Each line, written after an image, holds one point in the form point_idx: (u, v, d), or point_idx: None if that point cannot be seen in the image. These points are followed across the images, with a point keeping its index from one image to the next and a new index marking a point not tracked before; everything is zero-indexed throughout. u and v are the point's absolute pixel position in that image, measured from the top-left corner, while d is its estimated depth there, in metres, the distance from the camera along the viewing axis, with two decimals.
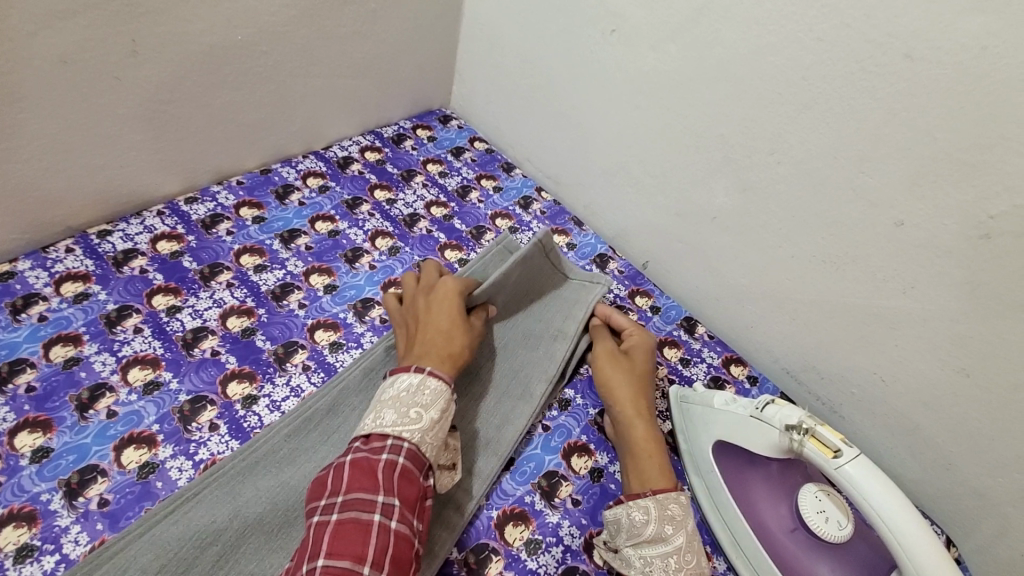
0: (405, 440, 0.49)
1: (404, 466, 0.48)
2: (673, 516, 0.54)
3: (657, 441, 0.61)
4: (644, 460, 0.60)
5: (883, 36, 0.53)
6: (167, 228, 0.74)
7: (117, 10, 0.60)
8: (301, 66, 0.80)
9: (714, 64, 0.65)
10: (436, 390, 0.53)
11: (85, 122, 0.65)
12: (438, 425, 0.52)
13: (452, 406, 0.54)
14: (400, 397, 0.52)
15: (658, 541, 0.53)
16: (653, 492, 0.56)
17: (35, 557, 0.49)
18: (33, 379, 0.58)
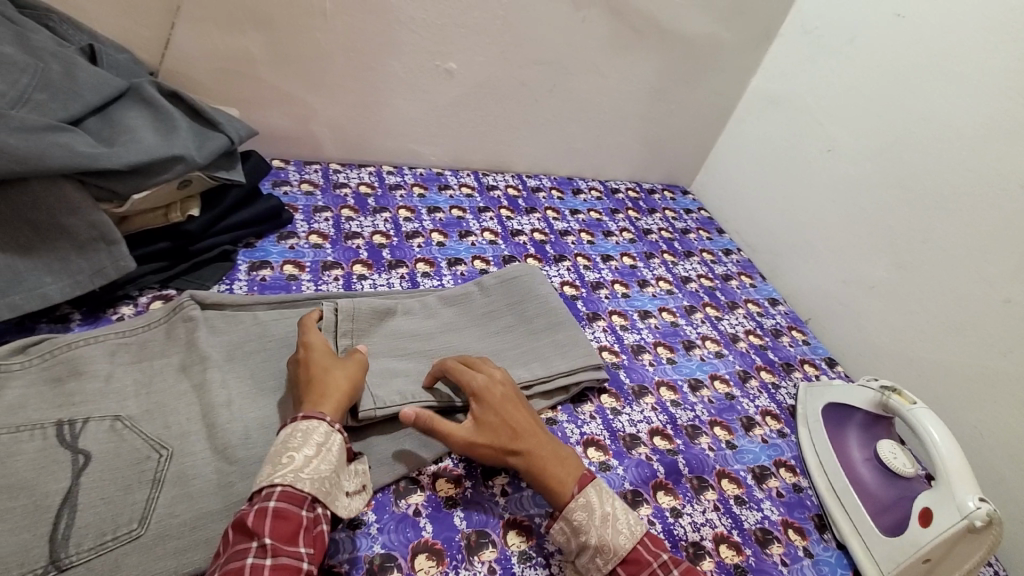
0: (276, 484, 0.51)
1: (277, 508, 0.50)
2: (580, 522, 0.58)
3: (538, 463, 0.61)
4: (543, 483, 0.61)
5: (1007, 174, 0.86)
6: (513, 183, 1.27)
7: (557, 68, 1.17)
8: (617, 127, 1.31)
9: (906, 180, 0.99)
10: (307, 428, 0.55)
11: (510, 115, 1.21)
12: (314, 459, 0.53)
13: (332, 440, 0.56)
14: (276, 449, 0.54)
15: (584, 547, 0.58)
16: (563, 508, 0.59)
17: (432, 278, 0.95)
18: (443, 216, 1.10)
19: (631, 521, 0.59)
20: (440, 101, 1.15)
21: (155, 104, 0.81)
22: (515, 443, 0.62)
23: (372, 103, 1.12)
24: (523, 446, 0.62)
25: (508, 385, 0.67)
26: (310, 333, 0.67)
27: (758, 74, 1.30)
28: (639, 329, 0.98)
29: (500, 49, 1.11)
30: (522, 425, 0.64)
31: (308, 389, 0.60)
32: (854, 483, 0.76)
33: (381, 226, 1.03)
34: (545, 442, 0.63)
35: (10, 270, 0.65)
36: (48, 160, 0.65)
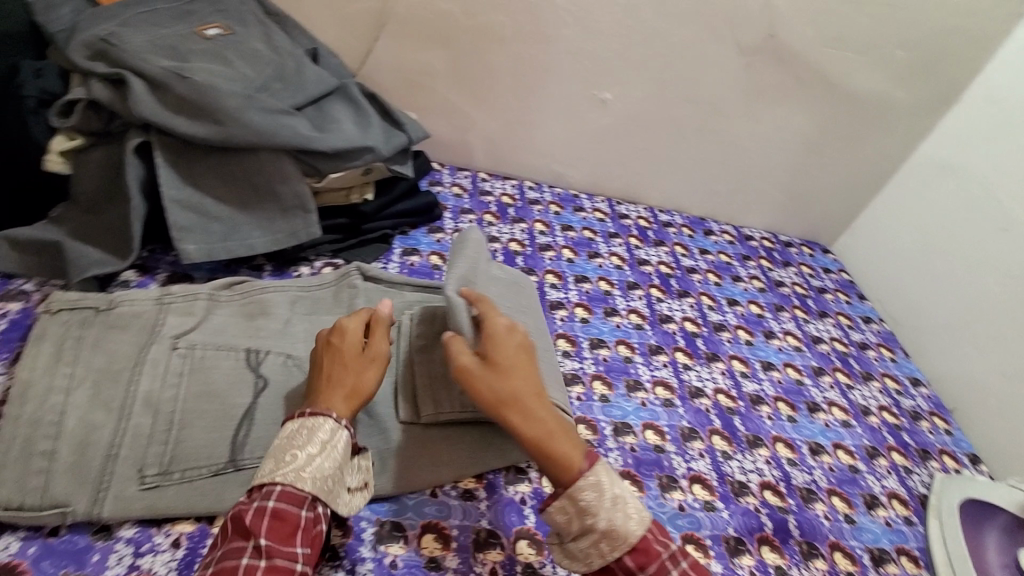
0: (278, 484, 0.51)
1: (275, 507, 0.50)
2: (587, 504, 0.52)
3: (551, 427, 0.55)
4: (548, 449, 0.54)
5: None
6: (645, 213, 1.28)
7: (709, 109, 1.18)
8: (762, 174, 1.28)
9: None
10: (314, 426, 0.54)
11: (653, 149, 1.24)
12: (316, 457, 0.53)
13: (338, 437, 0.55)
14: (280, 444, 0.54)
15: (586, 530, 0.53)
16: (565, 483, 0.53)
17: (559, 290, 0.99)
18: (574, 235, 1.14)
19: (624, 509, 0.53)
20: (589, 128, 1.21)
21: (357, 102, 0.94)
22: (520, 405, 0.56)
23: (527, 121, 1.21)
24: (529, 410, 0.56)
25: (524, 344, 0.61)
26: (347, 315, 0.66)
27: (930, 139, 1.21)
28: (760, 379, 0.95)
29: (657, 85, 1.15)
30: (530, 385, 0.57)
31: (325, 374, 0.60)
32: None
33: (517, 234, 1.09)
34: (552, 414, 0.56)
35: (230, 220, 0.81)
36: (276, 137, 0.79)
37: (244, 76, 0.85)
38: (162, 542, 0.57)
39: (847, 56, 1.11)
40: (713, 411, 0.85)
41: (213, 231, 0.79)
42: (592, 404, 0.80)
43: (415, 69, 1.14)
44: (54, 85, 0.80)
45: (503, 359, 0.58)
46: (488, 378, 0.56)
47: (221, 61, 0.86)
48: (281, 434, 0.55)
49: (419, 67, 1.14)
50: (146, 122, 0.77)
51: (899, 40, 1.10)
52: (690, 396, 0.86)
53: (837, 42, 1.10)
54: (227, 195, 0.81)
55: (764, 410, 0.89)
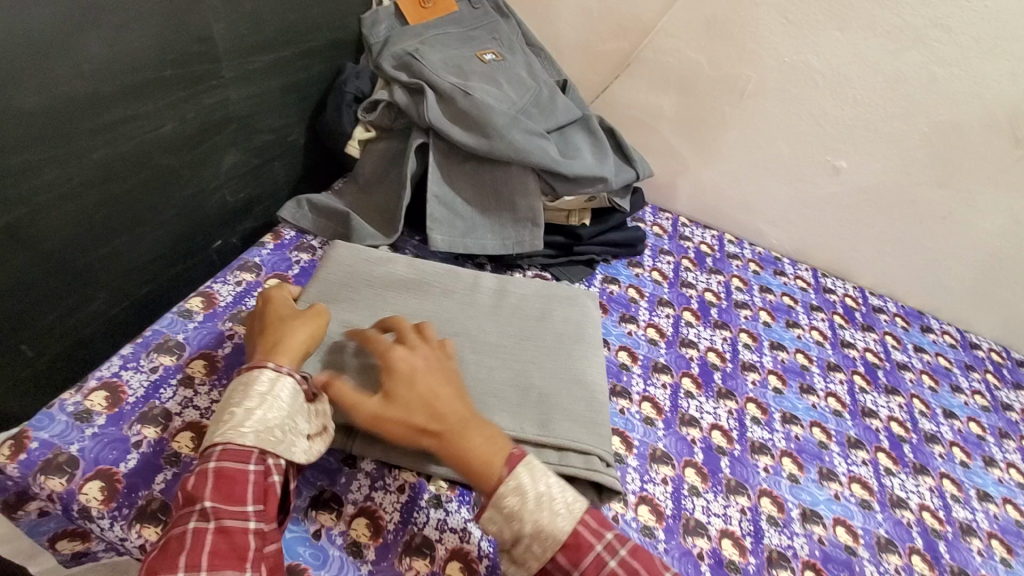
0: (218, 444, 0.54)
1: (217, 468, 0.52)
2: (512, 507, 0.54)
3: (471, 440, 0.57)
4: (467, 466, 0.56)
5: None
6: (853, 292, 1.18)
7: (959, 197, 1.07)
8: (1009, 278, 1.12)
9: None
10: (249, 382, 0.57)
11: (877, 227, 1.15)
12: (254, 411, 0.55)
13: (278, 386, 0.57)
14: (221, 407, 0.57)
15: (518, 536, 0.54)
16: (489, 493, 0.55)
17: (753, 351, 0.95)
18: (773, 298, 1.09)
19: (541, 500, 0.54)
20: (809, 194, 1.16)
21: (597, 134, 1.01)
22: (429, 426, 0.58)
23: (740, 175, 1.20)
24: (440, 428, 0.58)
25: (437, 362, 0.63)
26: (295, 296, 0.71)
27: None
28: (974, 509, 0.82)
29: (902, 163, 1.07)
30: (445, 400, 0.59)
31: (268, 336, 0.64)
32: None
33: (713, 285, 1.08)
34: (462, 428, 0.58)
35: (472, 220, 0.92)
36: (529, 156, 0.88)
37: (509, 99, 0.96)
38: (391, 483, 0.65)
39: None
40: (916, 528, 0.76)
41: (457, 227, 0.90)
42: (780, 480, 0.76)
43: (644, 110, 1.20)
44: (366, 86, 0.98)
45: (409, 383, 0.60)
46: (398, 401, 0.59)
47: (494, 84, 0.98)
48: (227, 392, 0.58)
49: (648, 109, 1.19)
50: (429, 126, 0.91)
51: None
52: (890, 503, 0.78)
53: None
54: (474, 198, 0.92)
55: (976, 543, 0.78)
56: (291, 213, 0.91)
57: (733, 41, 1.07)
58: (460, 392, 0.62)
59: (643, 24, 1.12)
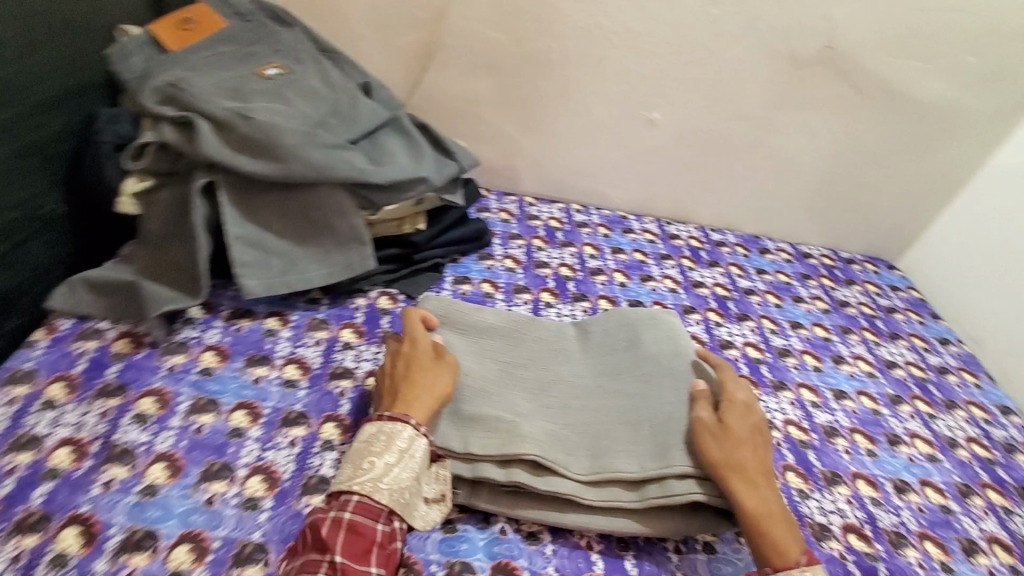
0: (354, 494, 0.57)
1: (350, 523, 0.55)
2: None
3: (779, 513, 0.61)
4: (768, 532, 0.60)
5: None
6: (695, 233, 1.25)
7: (761, 124, 1.14)
8: (820, 188, 1.23)
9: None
10: (385, 437, 0.60)
11: (702, 168, 1.21)
12: (393, 467, 0.59)
13: (410, 444, 0.60)
14: (357, 451, 0.60)
15: None
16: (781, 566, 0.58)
17: (614, 315, 0.97)
18: (625, 259, 1.12)
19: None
20: (637, 148, 1.20)
21: (410, 133, 0.95)
22: (741, 475, 0.63)
23: (572, 145, 1.20)
24: (749, 482, 0.63)
25: (755, 427, 0.68)
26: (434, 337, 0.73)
27: (1007, 147, 1.13)
28: (832, 409, 0.89)
29: (708, 103, 1.12)
30: (760, 467, 0.64)
31: (391, 389, 0.66)
32: None
33: (567, 259, 1.08)
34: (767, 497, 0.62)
35: (289, 255, 0.82)
36: (333, 172, 0.81)
37: (302, 114, 0.87)
38: None
39: (910, 64, 1.06)
40: (785, 445, 0.80)
41: (273, 266, 0.81)
42: None
43: (463, 98, 1.15)
44: (127, 129, 0.84)
45: (741, 435, 0.66)
46: (718, 437, 0.65)
47: (281, 100, 0.89)
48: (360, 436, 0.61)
49: (466, 95, 1.15)
50: (211, 162, 0.79)
51: (968, 45, 1.04)
52: None
53: (899, 51, 1.05)
54: (286, 230, 0.82)
55: (838, 440, 0.83)
56: (65, 299, 0.75)
57: (526, 12, 1.05)
58: (763, 465, 0.65)
59: (436, 9, 1.07)
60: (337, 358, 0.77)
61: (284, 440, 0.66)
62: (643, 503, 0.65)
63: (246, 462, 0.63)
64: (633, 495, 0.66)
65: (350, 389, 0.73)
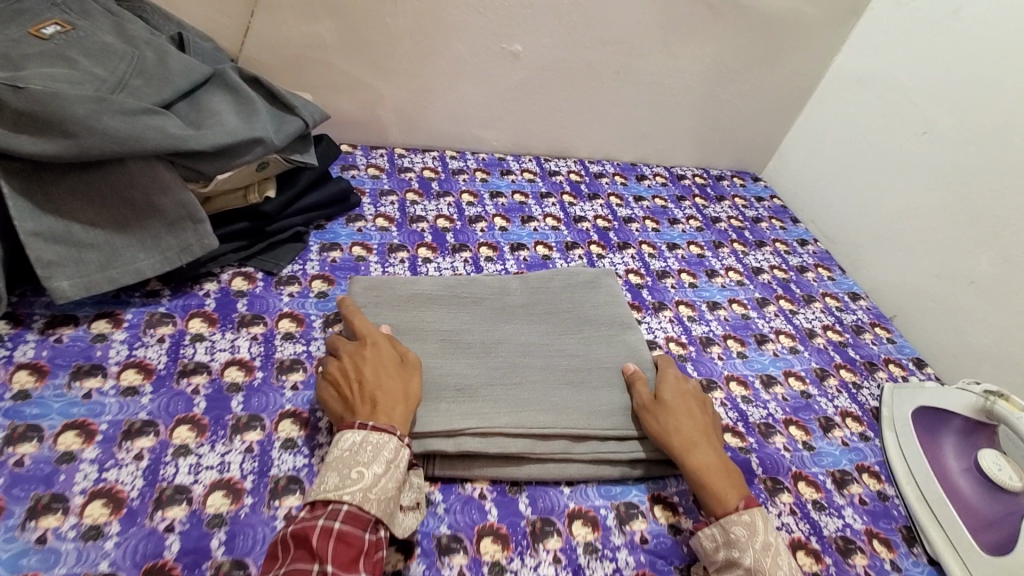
0: (345, 503, 0.52)
1: (342, 531, 0.51)
2: (735, 535, 0.59)
3: (724, 467, 0.64)
4: (713, 485, 0.63)
5: None
6: (575, 168, 1.25)
7: (623, 47, 1.13)
8: (686, 109, 1.25)
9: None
10: (376, 443, 0.56)
11: (573, 99, 1.19)
12: (383, 476, 0.55)
13: (396, 454, 0.57)
14: (342, 457, 0.55)
15: (731, 563, 0.59)
16: (731, 511, 0.61)
17: (496, 262, 0.95)
18: (505, 201, 1.09)
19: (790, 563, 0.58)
20: (503, 85, 1.15)
21: (239, 88, 0.83)
22: (687, 441, 0.66)
23: (436, 87, 1.13)
24: (697, 444, 0.66)
25: (701, 398, 0.72)
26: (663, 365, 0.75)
27: (843, 52, 1.19)
28: (708, 321, 0.93)
29: (567, 30, 1.09)
30: (700, 426, 0.68)
31: (371, 393, 0.60)
32: (953, 495, 0.71)
33: (444, 209, 1.03)
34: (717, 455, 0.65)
35: (109, 245, 0.70)
36: (144, 144, 0.69)
37: (95, 77, 0.73)
38: None
39: None
40: None
41: (88, 261, 0.69)
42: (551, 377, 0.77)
43: (305, 45, 1.04)
44: None
45: (692, 406, 0.70)
46: (665, 415, 0.68)
47: (65, 63, 0.73)
48: (342, 442, 0.56)
49: (308, 41, 1.03)
50: None
51: None
52: None
53: None
54: (99, 217, 0.70)
55: (712, 348, 0.89)
56: None
57: None
58: (714, 430, 0.69)
59: None
60: (186, 353, 0.69)
61: (128, 454, 0.58)
62: (555, 453, 0.68)
63: (82, 488, 0.55)
64: (545, 446, 0.67)
65: (205, 384, 0.66)
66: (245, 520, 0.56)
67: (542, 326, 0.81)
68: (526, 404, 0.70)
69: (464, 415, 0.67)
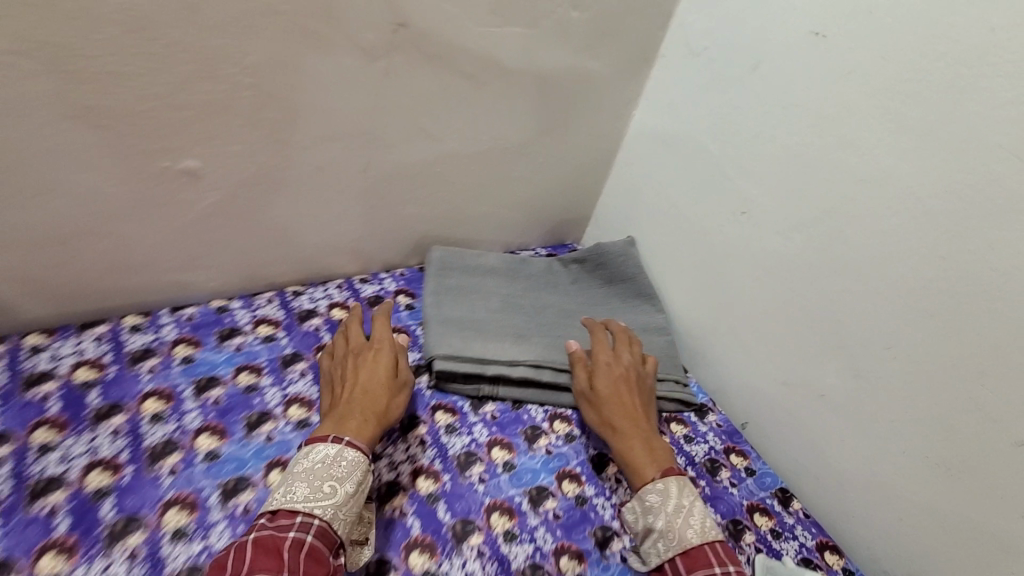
0: (316, 517, 0.55)
1: (312, 544, 0.54)
2: (649, 504, 0.66)
3: (646, 447, 0.72)
4: (636, 458, 0.71)
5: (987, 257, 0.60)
6: (341, 299, 0.92)
7: (364, 139, 0.82)
8: (474, 194, 0.98)
9: (861, 270, 0.71)
10: (350, 461, 0.61)
11: (315, 211, 0.86)
12: (353, 495, 0.59)
13: (364, 477, 0.61)
14: (315, 470, 0.59)
15: (649, 531, 0.66)
16: (650, 480, 0.68)
17: (185, 540, 0.59)
18: (220, 394, 0.73)
19: (702, 522, 0.64)
20: (195, 213, 0.77)
21: None
22: (616, 424, 0.75)
23: (89, 237, 0.72)
24: (622, 427, 0.75)
25: (637, 379, 0.81)
26: (619, 347, 0.85)
27: (642, 107, 1.00)
28: (530, 530, 0.68)
29: (268, 130, 0.74)
30: (630, 408, 0.77)
31: (353, 395, 0.69)
32: None
33: (104, 447, 0.65)
34: (642, 431, 0.74)
35: None
36: None
37: None
38: None
39: (513, 32, 0.81)
40: None
41: None
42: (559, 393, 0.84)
43: None
44: None
45: (626, 390, 0.79)
46: (594, 400, 0.78)
47: None
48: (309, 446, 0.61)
49: None
50: None
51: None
52: None
53: (494, 17, 0.78)
54: None
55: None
56: None
57: None
58: (647, 413, 0.78)
59: None
60: None
61: None
62: None
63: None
64: None
65: None
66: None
67: (576, 294, 0.99)
68: (566, 349, 0.87)
69: (521, 352, 0.84)
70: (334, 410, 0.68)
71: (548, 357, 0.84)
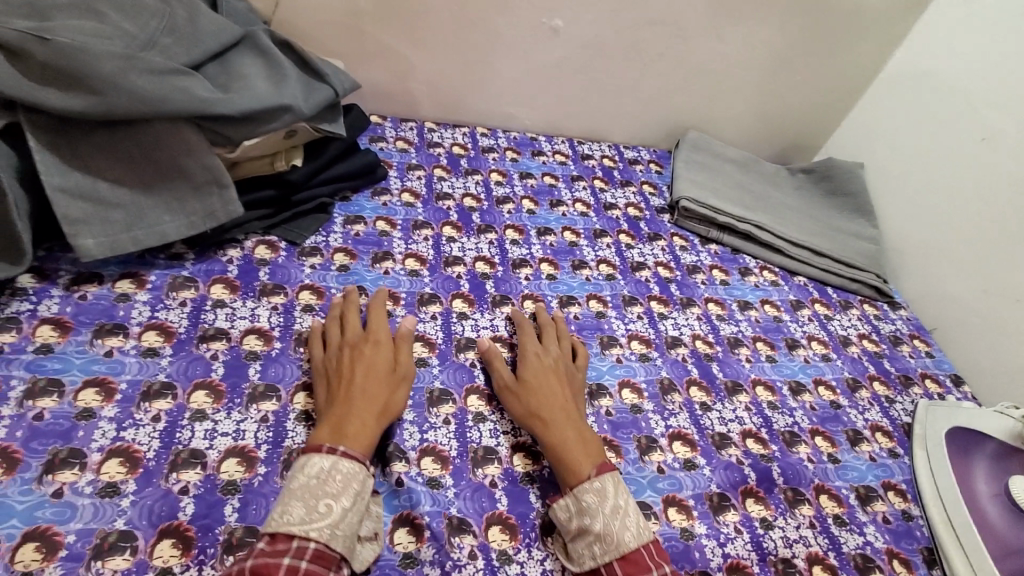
0: (312, 542, 0.49)
1: (308, 569, 0.48)
2: (586, 505, 0.57)
3: (579, 435, 0.63)
4: (570, 452, 0.61)
5: None
6: (609, 153, 1.20)
7: (671, 29, 1.07)
8: (733, 97, 1.19)
9: None
10: (346, 471, 0.54)
11: (614, 81, 1.14)
12: (351, 511, 0.52)
13: (366, 485, 0.55)
14: (309, 488, 0.52)
15: (583, 533, 0.57)
16: (588, 477, 0.59)
17: (519, 245, 0.93)
18: (534, 182, 1.06)
19: (641, 523, 0.57)
20: (541, 61, 1.10)
21: (269, 53, 0.81)
22: (546, 412, 0.65)
23: (475, 61, 1.09)
24: (553, 417, 0.64)
25: (562, 364, 0.72)
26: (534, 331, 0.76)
27: (906, 45, 1.12)
28: (737, 321, 0.91)
29: (613, 8, 1.04)
30: (564, 401, 0.67)
31: (348, 391, 0.61)
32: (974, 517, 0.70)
33: (471, 188, 1.01)
34: (574, 421, 0.64)
35: (134, 205, 0.69)
36: (169, 105, 0.67)
37: (125, 34, 0.70)
38: None
39: None
40: (690, 360, 0.82)
41: (115, 221, 0.68)
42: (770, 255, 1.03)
43: (339, 10, 1.00)
44: None
45: (559, 378, 0.70)
46: (519, 394, 0.67)
47: (92, 16, 0.69)
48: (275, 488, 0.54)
49: (340, 6, 1.00)
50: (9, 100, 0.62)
51: None
52: (666, 346, 0.83)
53: None
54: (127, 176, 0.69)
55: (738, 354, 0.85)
56: None
57: None
58: (575, 400, 0.69)
59: None
60: (207, 319, 0.70)
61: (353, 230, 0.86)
62: (801, 255, 1.03)
63: (99, 446, 0.56)
64: (795, 249, 1.03)
65: (224, 350, 0.68)
66: (258, 489, 0.58)
67: (799, 195, 1.15)
68: (785, 224, 1.06)
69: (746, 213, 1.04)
70: (330, 408, 0.60)
71: (769, 222, 1.03)
